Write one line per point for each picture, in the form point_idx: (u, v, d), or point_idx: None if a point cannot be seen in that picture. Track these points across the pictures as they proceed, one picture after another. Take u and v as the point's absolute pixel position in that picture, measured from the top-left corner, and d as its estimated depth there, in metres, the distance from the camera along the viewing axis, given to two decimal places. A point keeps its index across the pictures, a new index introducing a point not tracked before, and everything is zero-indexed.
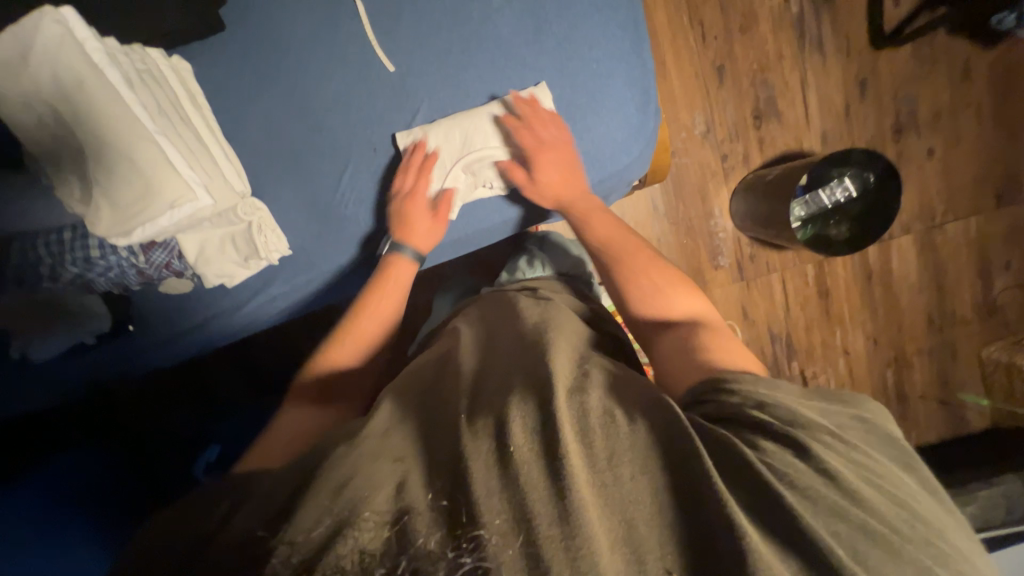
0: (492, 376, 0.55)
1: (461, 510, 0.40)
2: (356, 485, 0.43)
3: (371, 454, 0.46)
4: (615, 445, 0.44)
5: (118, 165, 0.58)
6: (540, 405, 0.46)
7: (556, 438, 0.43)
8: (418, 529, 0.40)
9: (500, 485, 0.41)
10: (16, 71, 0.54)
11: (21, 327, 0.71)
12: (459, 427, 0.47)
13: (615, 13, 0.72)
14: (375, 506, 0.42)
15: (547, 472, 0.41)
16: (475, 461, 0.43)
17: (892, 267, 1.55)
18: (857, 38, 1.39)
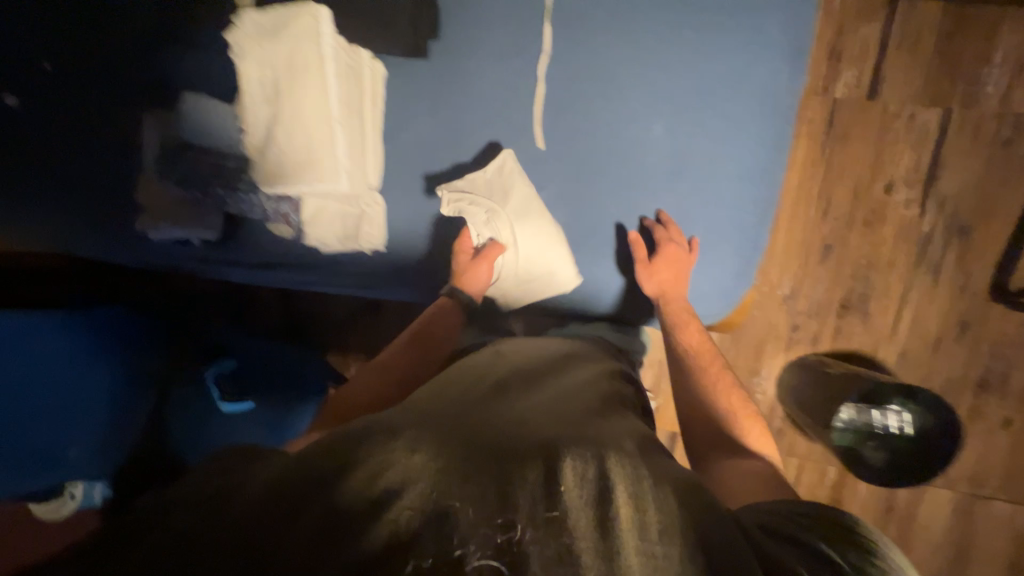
0: (532, 413, 0.63)
1: (502, 522, 0.48)
2: (405, 475, 0.51)
3: (428, 449, 0.54)
4: (644, 497, 0.52)
5: (295, 138, 0.77)
6: (590, 466, 0.54)
7: (603, 491, 0.51)
8: (461, 530, 0.47)
9: (547, 517, 0.49)
10: (267, 45, 0.74)
11: (156, 212, 0.83)
12: (507, 454, 0.55)
13: (756, 187, 0.75)
14: (422, 493, 0.50)
15: (596, 519, 0.49)
16: (525, 490, 0.51)
17: (916, 513, 1.45)
18: (976, 281, 1.35)
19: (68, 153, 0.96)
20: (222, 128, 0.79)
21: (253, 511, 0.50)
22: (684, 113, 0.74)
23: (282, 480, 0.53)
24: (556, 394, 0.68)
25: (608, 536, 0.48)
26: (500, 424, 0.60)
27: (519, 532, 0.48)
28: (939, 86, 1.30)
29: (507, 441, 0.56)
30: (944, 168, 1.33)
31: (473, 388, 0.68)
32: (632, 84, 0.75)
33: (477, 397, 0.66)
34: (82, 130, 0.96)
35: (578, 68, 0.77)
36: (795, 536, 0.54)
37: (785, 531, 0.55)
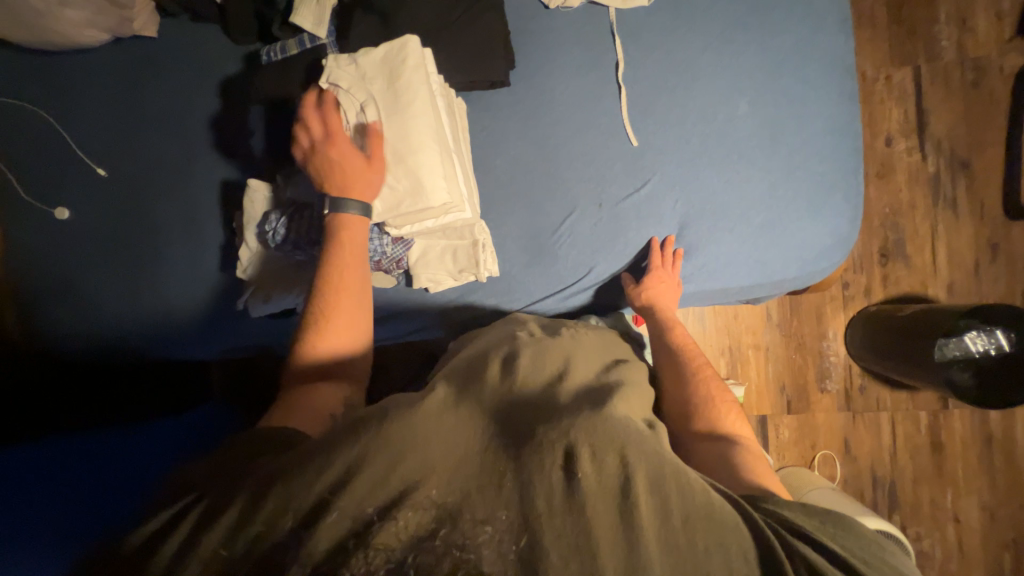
0: (543, 396, 0.59)
1: (521, 516, 0.46)
2: (408, 480, 0.48)
3: (424, 450, 0.50)
4: (666, 480, 0.49)
5: (414, 165, 0.67)
6: (616, 456, 0.50)
7: (629, 479, 0.48)
8: (464, 532, 0.46)
9: (565, 506, 0.46)
10: (378, 78, 0.67)
11: (262, 285, 0.80)
12: (516, 444, 0.51)
13: (844, 139, 0.80)
14: (426, 497, 0.47)
15: (616, 504, 0.47)
16: (530, 480, 0.47)
17: (1015, 436, 1.46)
18: (991, 206, 1.46)
19: (148, 255, 0.93)
20: None
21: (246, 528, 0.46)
22: (764, 87, 0.79)
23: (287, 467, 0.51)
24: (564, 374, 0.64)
25: (620, 525, 0.46)
26: (508, 415, 0.56)
27: (526, 532, 0.45)
28: (902, 49, 1.48)
29: (516, 436, 0.52)
30: (930, 115, 1.48)
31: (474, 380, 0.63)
32: (708, 72, 0.81)
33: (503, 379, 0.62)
34: (160, 227, 0.94)
35: (655, 68, 0.82)
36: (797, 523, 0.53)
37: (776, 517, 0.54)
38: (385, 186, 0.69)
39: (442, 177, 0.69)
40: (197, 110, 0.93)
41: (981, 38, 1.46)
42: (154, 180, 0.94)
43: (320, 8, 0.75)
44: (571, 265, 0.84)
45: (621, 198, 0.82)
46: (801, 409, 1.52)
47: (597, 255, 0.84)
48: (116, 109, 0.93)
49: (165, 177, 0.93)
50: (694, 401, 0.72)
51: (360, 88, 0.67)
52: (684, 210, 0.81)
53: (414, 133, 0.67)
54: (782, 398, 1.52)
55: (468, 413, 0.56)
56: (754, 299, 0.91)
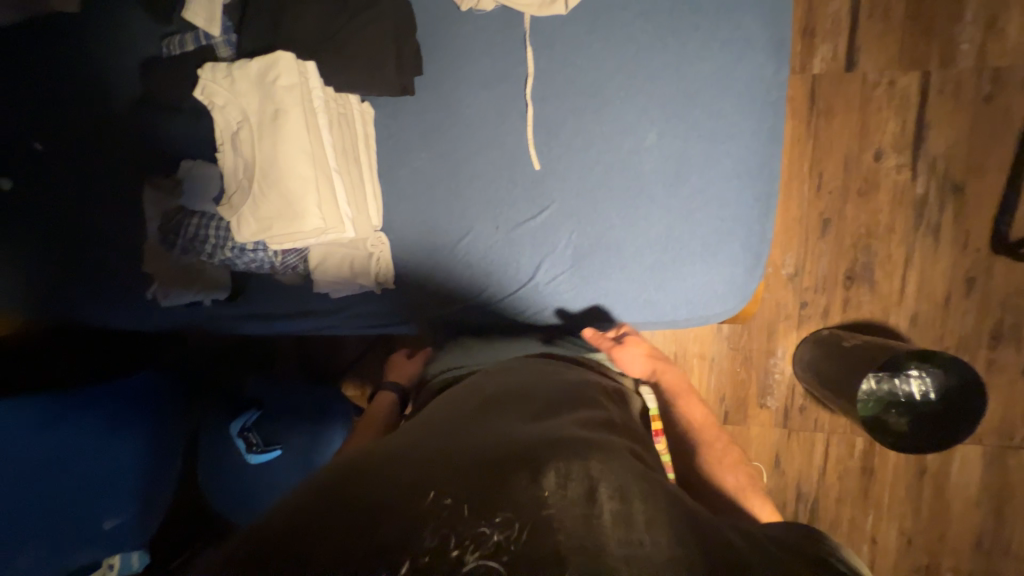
0: (526, 414, 0.59)
1: (492, 533, 0.41)
2: (401, 492, 0.46)
3: (420, 468, 0.50)
4: (643, 493, 0.47)
5: (279, 189, 0.68)
6: (583, 473, 0.48)
7: (597, 489, 0.46)
8: (456, 532, 0.41)
9: (536, 519, 0.43)
10: (252, 97, 0.68)
11: (164, 280, 0.83)
12: (502, 453, 0.50)
13: (755, 182, 0.76)
14: (421, 501, 0.45)
15: (587, 518, 0.43)
16: (516, 484, 0.46)
17: (949, 472, 1.45)
18: (976, 236, 1.36)
19: (77, 231, 0.97)
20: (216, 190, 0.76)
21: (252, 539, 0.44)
22: (675, 118, 0.75)
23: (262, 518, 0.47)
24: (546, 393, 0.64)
25: (594, 530, 0.42)
26: (488, 432, 0.56)
27: (515, 525, 0.42)
28: (915, 49, 1.32)
29: (497, 447, 0.51)
30: (930, 129, 1.34)
31: (463, 406, 0.64)
32: (621, 96, 0.76)
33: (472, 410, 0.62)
34: (86, 205, 0.96)
35: (566, 86, 0.78)
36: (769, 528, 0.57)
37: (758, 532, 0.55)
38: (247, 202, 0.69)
39: (315, 200, 0.68)
40: (118, 89, 0.93)
41: (1007, 43, 1.29)
42: (81, 158, 0.96)
43: (212, 5, 0.72)
44: (466, 285, 0.85)
45: (517, 217, 0.81)
46: (738, 421, 1.53)
47: (491, 277, 0.84)
48: (43, 84, 0.94)
49: (91, 156, 0.95)
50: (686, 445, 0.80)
51: (233, 105, 0.68)
52: (578, 242, 0.80)
53: (285, 154, 0.67)
54: (719, 408, 1.53)
55: (451, 434, 0.56)
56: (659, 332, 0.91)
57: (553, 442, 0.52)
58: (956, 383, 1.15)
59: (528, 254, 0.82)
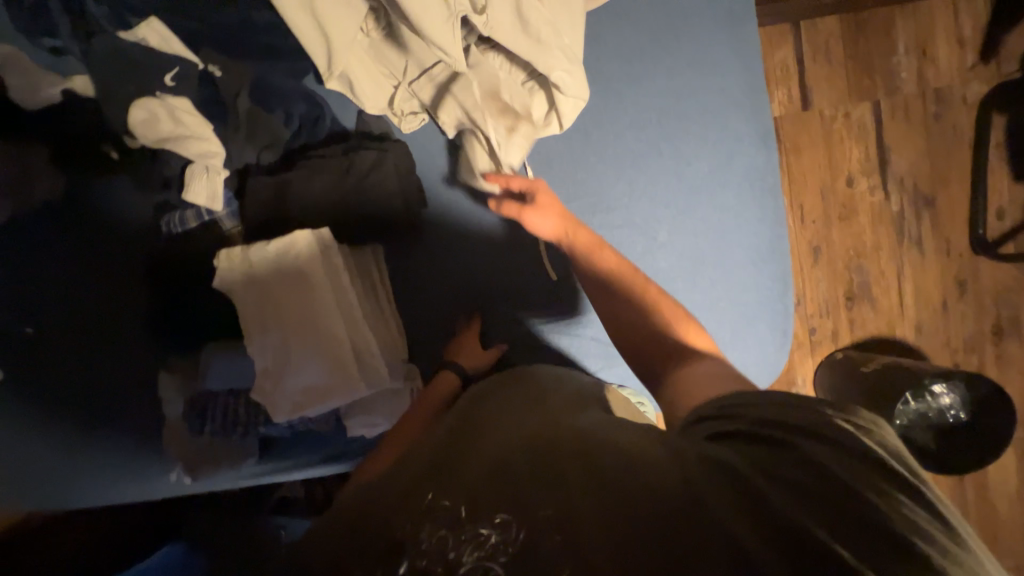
0: (537, 419, 0.62)
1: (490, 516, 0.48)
2: (409, 499, 0.52)
3: (425, 475, 0.55)
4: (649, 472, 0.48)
5: (314, 362, 0.72)
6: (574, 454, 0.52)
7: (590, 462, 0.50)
8: (459, 532, 0.47)
9: (526, 496, 0.48)
10: (273, 274, 0.72)
11: (192, 459, 0.82)
12: (513, 453, 0.54)
13: (767, 264, 0.79)
14: (426, 507, 0.50)
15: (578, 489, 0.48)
16: (510, 484, 0.50)
17: (987, 471, 1.47)
18: (957, 241, 1.43)
19: (81, 418, 0.90)
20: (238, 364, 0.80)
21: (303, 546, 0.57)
22: (681, 216, 0.78)
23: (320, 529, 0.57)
24: (554, 399, 0.68)
25: (584, 523, 0.45)
26: (490, 440, 0.59)
27: (512, 526, 0.47)
28: (861, 84, 1.42)
29: (501, 455, 0.55)
30: (891, 152, 1.42)
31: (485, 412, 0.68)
32: (626, 201, 0.79)
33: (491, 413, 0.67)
34: (83, 389, 0.90)
35: (571, 199, 0.80)
36: (826, 427, 0.48)
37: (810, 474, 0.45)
38: (284, 378, 0.72)
39: (354, 366, 0.73)
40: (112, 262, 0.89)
41: (942, 67, 1.40)
42: (70, 341, 0.88)
43: (213, 182, 0.72)
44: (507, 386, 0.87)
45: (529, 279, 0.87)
46: None
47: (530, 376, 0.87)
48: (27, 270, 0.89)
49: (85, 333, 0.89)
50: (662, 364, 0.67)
51: (256, 287, 0.72)
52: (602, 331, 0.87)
53: (319, 328, 0.72)
54: None
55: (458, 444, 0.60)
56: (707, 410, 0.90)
57: (549, 441, 0.55)
58: (977, 393, 1.17)
59: (555, 321, 0.88)
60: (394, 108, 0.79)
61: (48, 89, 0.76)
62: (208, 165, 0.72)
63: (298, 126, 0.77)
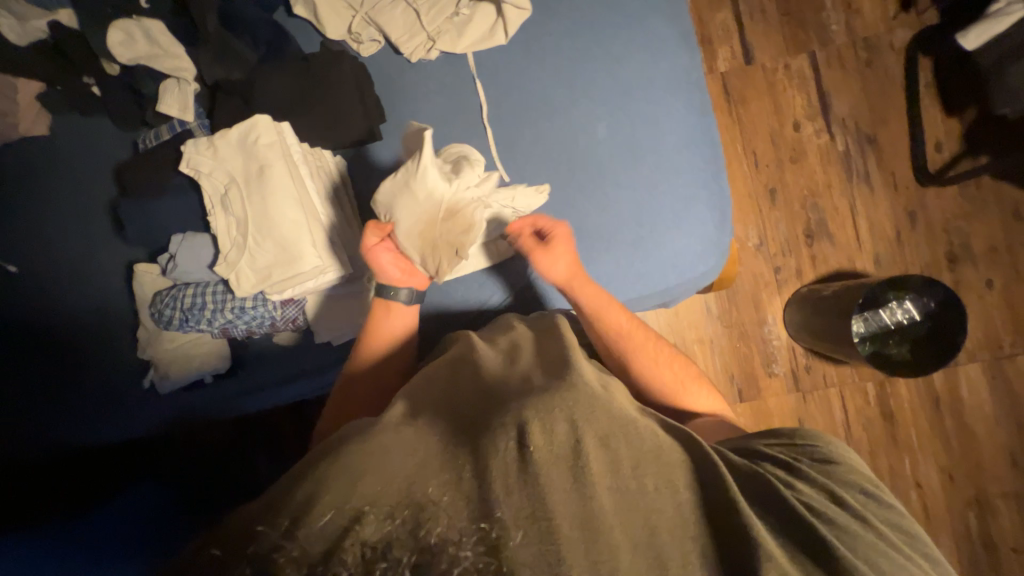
0: (535, 392, 0.59)
1: (487, 506, 0.48)
2: (402, 488, 0.50)
3: (421, 463, 0.53)
4: (644, 475, 0.54)
5: (269, 243, 0.68)
6: (568, 435, 0.53)
7: (581, 446, 0.52)
8: (461, 530, 0.47)
9: (521, 481, 0.49)
10: (231, 158, 0.69)
11: (160, 364, 0.81)
12: (489, 432, 0.55)
13: (701, 150, 0.84)
14: (418, 501, 0.49)
15: (569, 473, 0.51)
16: (520, 484, 0.49)
17: (962, 397, 1.49)
18: (902, 175, 1.51)
19: (69, 342, 0.95)
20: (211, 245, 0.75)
21: (255, 513, 0.50)
22: (617, 112, 0.85)
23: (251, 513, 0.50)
24: (559, 365, 0.67)
25: (594, 526, 0.48)
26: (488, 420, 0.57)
27: (512, 522, 0.47)
28: (796, 38, 1.54)
29: (507, 439, 0.52)
30: (832, 97, 1.53)
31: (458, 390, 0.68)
32: (567, 102, 0.86)
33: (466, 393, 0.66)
34: (73, 316, 0.96)
35: (517, 104, 0.87)
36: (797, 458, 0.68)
37: (808, 490, 0.62)
38: (239, 258, 0.68)
39: (311, 241, 0.69)
40: (98, 194, 0.96)
41: (867, 19, 1.52)
42: (62, 270, 0.96)
43: (184, 95, 0.79)
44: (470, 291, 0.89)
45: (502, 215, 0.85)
46: (753, 396, 1.54)
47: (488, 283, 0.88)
48: (17, 206, 0.95)
49: (77, 263, 0.96)
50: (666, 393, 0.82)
51: (219, 170, 0.69)
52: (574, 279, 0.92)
53: (277, 205, 0.68)
54: (732, 387, 1.54)
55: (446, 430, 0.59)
56: (667, 303, 0.94)
57: (557, 424, 0.54)
58: (936, 302, 1.26)
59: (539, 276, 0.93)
60: (353, 32, 0.86)
61: (36, 20, 0.86)
62: (180, 79, 0.79)
63: (264, 50, 0.83)
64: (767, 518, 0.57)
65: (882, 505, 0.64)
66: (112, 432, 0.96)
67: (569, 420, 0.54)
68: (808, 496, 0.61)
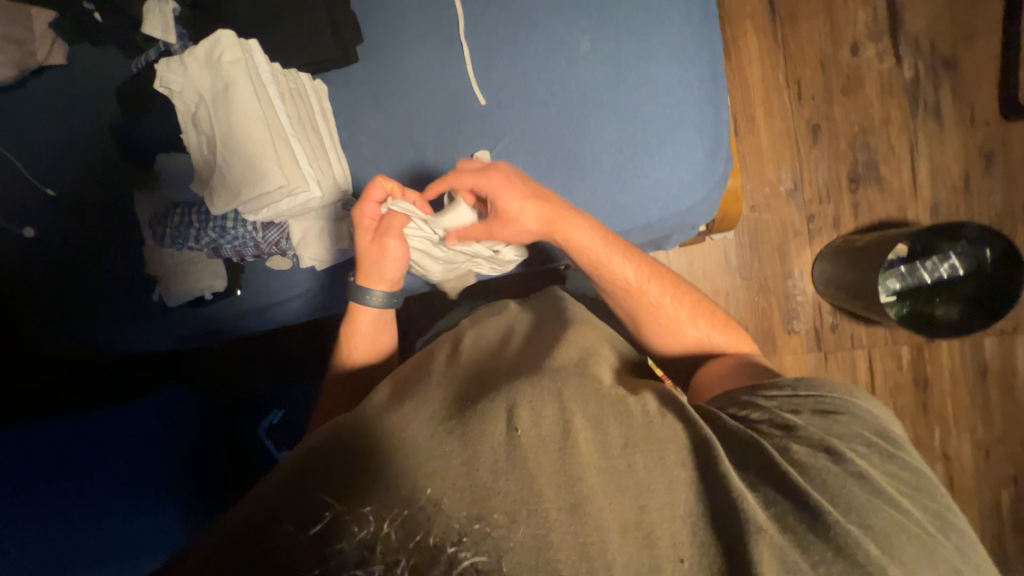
0: (527, 377, 0.60)
1: (479, 498, 0.48)
2: (398, 471, 0.50)
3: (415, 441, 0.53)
4: (635, 457, 0.53)
5: (237, 161, 0.70)
6: (557, 415, 0.55)
7: (570, 423, 0.54)
8: (458, 528, 0.46)
9: (507, 467, 0.50)
10: (199, 77, 0.70)
11: (164, 279, 0.89)
12: (476, 412, 0.56)
13: (695, 64, 0.75)
14: (415, 485, 0.49)
15: (558, 451, 0.52)
16: (512, 480, 0.49)
17: (1016, 368, 1.33)
18: (983, 109, 1.27)
19: (99, 261, 1.07)
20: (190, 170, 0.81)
21: (252, 503, 0.49)
22: (603, 22, 0.76)
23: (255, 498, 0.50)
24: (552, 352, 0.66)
25: (586, 510, 0.48)
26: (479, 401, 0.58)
27: (504, 520, 0.47)
28: None
29: (502, 425, 0.53)
30: (905, 11, 1.28)
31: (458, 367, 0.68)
32: (549, 13, 0.78)
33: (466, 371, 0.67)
34: (101, 237, 1.06)
35: (496, 18, 0.80)
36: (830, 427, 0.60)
37: (804, 449, 0.57)
38: (213, 175, 0.71)
39: (276, 161, 0.71)
40: (113, 122, 1.02)
41: None
42: (88, 194, 1.05)
43: (164, 15, 0.79)
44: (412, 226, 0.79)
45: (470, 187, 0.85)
46: (768, 353, 1.45)
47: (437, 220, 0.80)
48: (49, 135, 1.04)
49: (102, 190, 1.05)
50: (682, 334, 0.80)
51: (189, 88, 0.70)
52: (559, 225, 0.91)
53: (242, 124, 0.69)
54: None
55: (443, 407, 0.58)
56: (657, 242, 0.89)
57: (546, 407, 0.55)
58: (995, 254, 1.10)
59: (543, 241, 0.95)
60: None
61: None
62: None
63: None
64: (762, 492, 0.53)
65: (895, 465, 0.58)
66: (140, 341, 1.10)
67: (557, 402, 0.56)
68: (818, 478, 0.54)
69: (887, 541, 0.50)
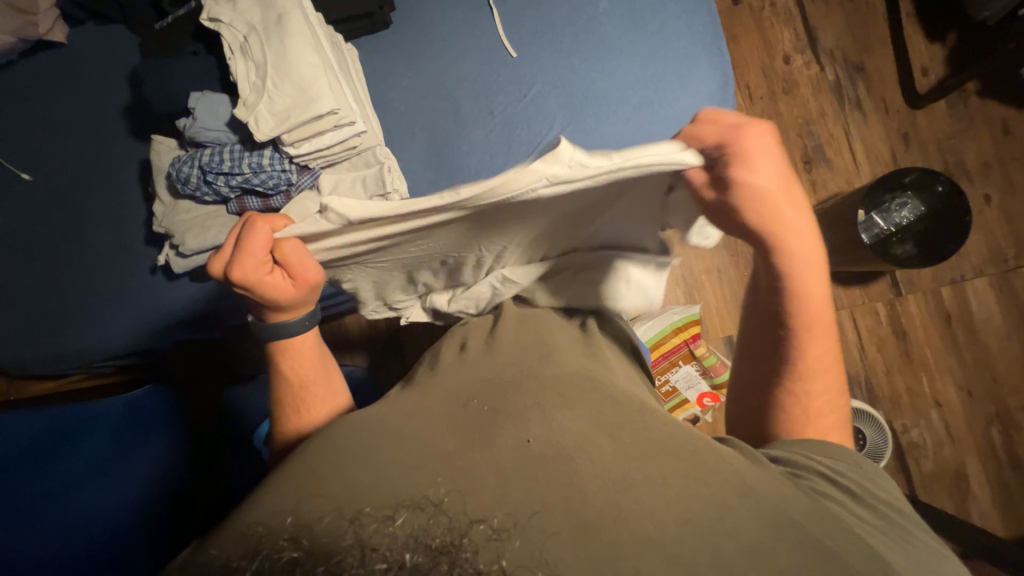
0: (531, 383, 0.59)
1: (490, 516, 0.43)
2: (400, 484, 0.46)
3: (417, 461, 0.49)
4: (651, 453, 0.51)
5: (287, 85, 0.70)
6: (571, 413, 0.55)
7: (582, 429, 0.52)
8: (463, 532, 0.41)
9: (512, 469, 0.48)
10: (251, 12, 0.72)
11: (173, 233, 0.80)
12: (483, 423, 0.54)
13: (698, 15, 0.87)
14: (422, 499, 0.44)
15: (570, 453, 0.49)
16: (513, 489, 0.46)
17: (971, 311, 1.49)
18: (892, 100, 1.56)
19: (78, 244, 0.95)
20: (218, 107, 0.76)
21: (246, 519, 0.46)
22: None
23: (247, 516, 0.46)
24: (558, 354, 0.65)
25: (595, 523, 0.44)
26: (496, 405, 0.56)
27: (507, 531, 0.42)
28: None
29: (511, 433, 0.51)
30: (818, 30, 1.59)
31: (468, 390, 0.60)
32: None
33: (477, 387, 0.60)
34: (84, 217, 0.95)
35: None
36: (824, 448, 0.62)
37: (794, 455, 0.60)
38: (259, 102, 0.70)
39: (327, 86, 0.71)
40: (113, 98, 0.97)
41: None
42: (74, 172, 0.96)
43: None
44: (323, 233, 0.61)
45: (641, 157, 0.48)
46: None
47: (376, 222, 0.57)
48: (34, 116, 0.97)
49: (90, 167, 0.96)
50: (808, 368, 0.67)
51: (239, 20, 0.71)
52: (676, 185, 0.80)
53: (294, 50, 0.70)
54: None
55: (443, 417, 0.55)
56: None
57: (555, 412, 0.54)
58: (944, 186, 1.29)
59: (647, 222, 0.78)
60: None
61: None
62: None
63: None
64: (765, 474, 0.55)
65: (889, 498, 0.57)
66: (105, 338, 0.94)
67: (565, 405, 0.55)
68: (818, 481, 0.56)
69: (869, 531, 0.51)
